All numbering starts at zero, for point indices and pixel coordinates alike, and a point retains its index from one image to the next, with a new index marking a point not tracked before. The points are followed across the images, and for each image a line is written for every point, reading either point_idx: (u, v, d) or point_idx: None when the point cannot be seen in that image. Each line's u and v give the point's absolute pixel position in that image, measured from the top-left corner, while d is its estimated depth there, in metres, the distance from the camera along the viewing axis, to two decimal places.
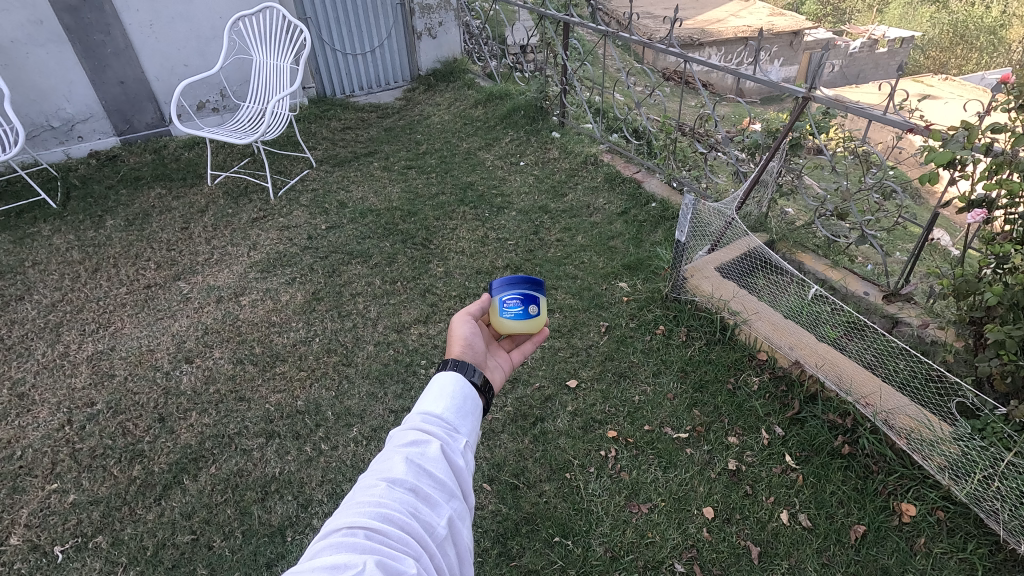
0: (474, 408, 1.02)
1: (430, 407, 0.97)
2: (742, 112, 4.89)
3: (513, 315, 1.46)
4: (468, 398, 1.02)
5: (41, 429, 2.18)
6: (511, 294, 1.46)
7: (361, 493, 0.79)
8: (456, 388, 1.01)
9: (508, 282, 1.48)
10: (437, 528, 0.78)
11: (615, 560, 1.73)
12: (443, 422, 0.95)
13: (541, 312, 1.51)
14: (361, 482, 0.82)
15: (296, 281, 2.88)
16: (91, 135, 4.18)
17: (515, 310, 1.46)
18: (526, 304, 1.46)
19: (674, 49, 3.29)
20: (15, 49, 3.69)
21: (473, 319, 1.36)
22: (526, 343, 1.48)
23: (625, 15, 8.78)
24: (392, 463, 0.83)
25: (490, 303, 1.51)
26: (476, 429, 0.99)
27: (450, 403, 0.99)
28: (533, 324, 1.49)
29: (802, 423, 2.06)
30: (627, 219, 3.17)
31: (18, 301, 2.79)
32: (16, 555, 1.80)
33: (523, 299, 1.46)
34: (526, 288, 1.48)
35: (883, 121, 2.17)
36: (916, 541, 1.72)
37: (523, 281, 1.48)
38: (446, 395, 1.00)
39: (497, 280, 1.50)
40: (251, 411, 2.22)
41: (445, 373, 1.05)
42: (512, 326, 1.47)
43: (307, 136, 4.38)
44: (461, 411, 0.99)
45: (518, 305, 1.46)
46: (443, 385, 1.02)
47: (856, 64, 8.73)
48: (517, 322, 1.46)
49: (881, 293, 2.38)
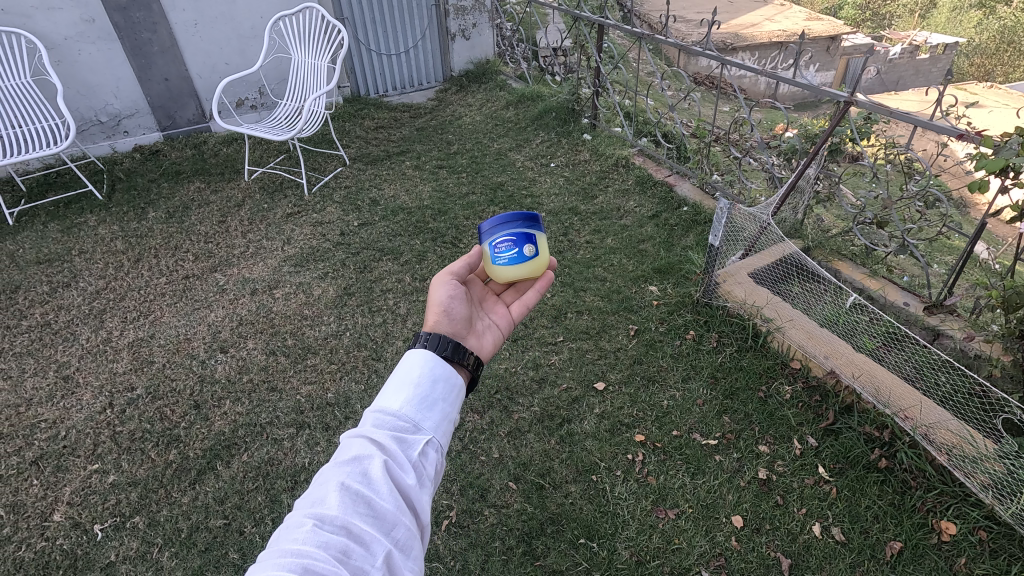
0: (442, 396, 0.95)
1: (386, 406, 0.91)
2: (778, 117, 4.82)
3: (508, 260, 1.44)
4: (436, 382, 0.95)
5: (84, 411, 2.26)
6: (504, 235, 1.45)
7: (287, 538, 0.72)
8: (419, 378, 0.95)
9: (498, 223, 1.46)
10: (371, 571, 0.70)
11: (640, 564, 1.72)
12: (399, 421, 0.89)
13: (540, 251, 1.49)
14: (293, 513, 0.77)
15: (329, 276, 2.93)
16: (136, 130, 4.33)
17: (508, 255, 1.44)
18: (520, 245, 1.44)
19: (710, 52, 3.22)
20: (68, 47, 3.86)
21: (455, 280, 1.31)
22: (528, 291, 1.46)
23: (659, 18, 8.73)
24: (327, 490, 0.78)
25: (483, 252, 1.49)
26: (443, 422, 0.92)
27: (411, 396, 0.92)
28: (533, 265, 1.47)
29: (837, 434, 2.00)
30: (658, 222, 3.15)
31: (64, 288, 2.90)
32: (59, 531, 1.87)
33: (518, 240, 1.45)
34: (520, 228, 1.46)
35: (930, 127, 2.08)
36: (956, 561, 1.66)
37: (513, 221, 1.47)
38: (406, 387, 0.94)
39: (485, 224, 1.49)
40: (283, 401, 2.27)
41: (413, 358, 0.99)
42: (510, 271, 1.44)
43: (342, 135, 4.45)
44: (423, 404, 0.92)
45: (512, 248, 1.44)
46: (405, 371, 0.96)
47: (896, 70, 8.51)
48: (514, 267, 1.44)
49: (922, 305, 2.31)
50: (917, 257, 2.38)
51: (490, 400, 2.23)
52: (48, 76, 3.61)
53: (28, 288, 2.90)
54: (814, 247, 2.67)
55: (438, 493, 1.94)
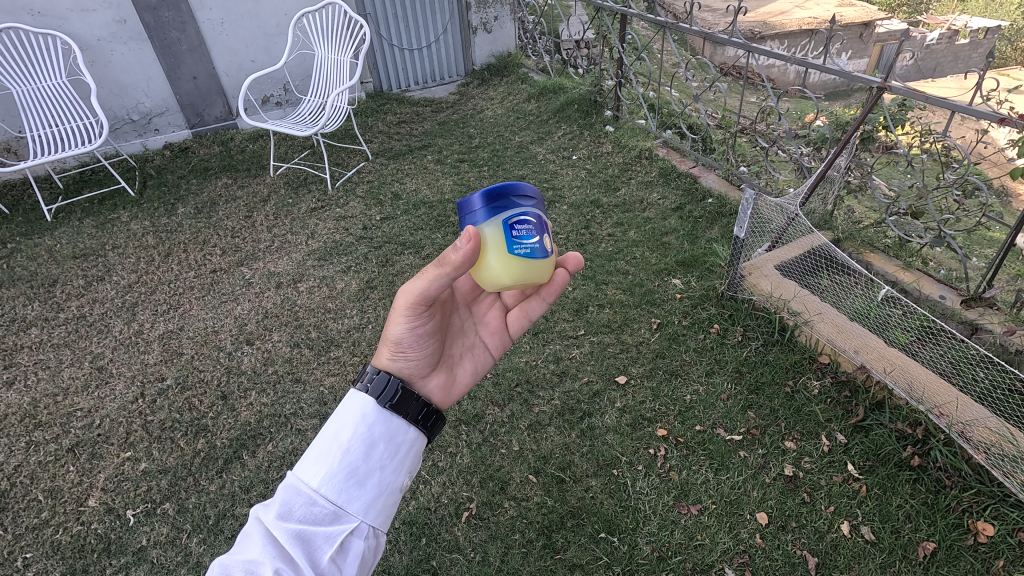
0: (367, 477, 0.96)
1: (304, 482, 0.92)
2: (807, 106, 4.67)
3: (528, 244, 1.17)
4: (370, 449, 0.99)
5: (117, 400, 2.33)
6: (521, 216, 1.17)
7: None
8: (341, 455, 0.96)
9: (512, 195, 1.17)
10: None
11: (662, 560, 1.70)
12: (317, 505, 0.91)
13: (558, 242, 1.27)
14: None
15: (352, 270, 2.96)
16: (165, 128, 4.44)
17: (530, 244, 1.17)
18: (540, 231, 1.19)
19: (737, 39, 3.14)
20: (101, 47, 3.97)
21: (430, 300, 1.15)
22: (532, 300, 1.40)
23: (684, 7, 8.59)
24: None
25: (492, 233, 1.16)
26: (366, 505, 0.94)
27: (332, 474, 0.93)
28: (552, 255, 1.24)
29: (867, 431, 1.94)
30: (681, 215, 3.09)
31: (99, 282, 2.99)
32: (94, 516, 1.93)
33: (538, 226, 1.19)
34: (536, 210, 1.20)
35: (968, 113, 1.98)
36: (994, 563, 1.60)
37: (526, 196, 1.18)
38: (325, 463, 0.94)
39: (484, 193, 1.16)
40: (307, 393, 2.30)
41: (347, 413, 1.01)
42: (520, 265, 1.18)
43: (365, 130, 4.50)
44: (343, 487, 0.93)
45: (534, 234, 1.18)
46: (333, 438, 0.98)
47: (935, 58, 8.09)
48: (534, 256, 1.18)
49: (959, 297, 2.24)
50: (954, 248, 2.28)
51: (511, 392, 2.23)
52: (83, 76, 3.71)
53: (65, 282, 2.99)
54: (844, 239, 2.60)
55: (458, 485, 1.95)
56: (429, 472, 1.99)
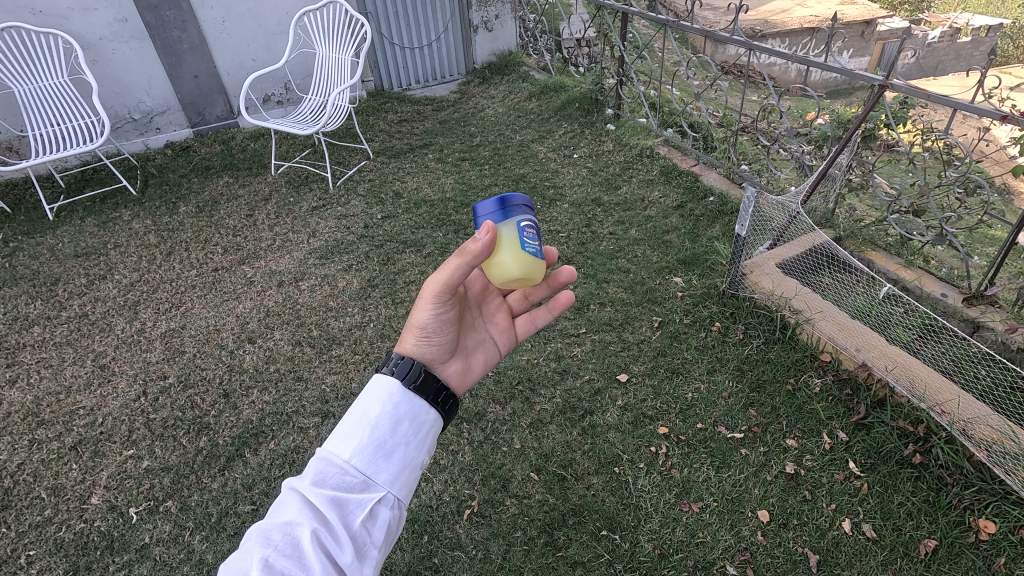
0: (397, 448, 0.97)
1: (336, 453, 0.92)
2: (808, 105, 4.67)
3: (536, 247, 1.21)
4: (398, 424, 0.99)
5: (120, 398, 2.34)
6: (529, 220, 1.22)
7: None
8: (371, 427, 0.96)
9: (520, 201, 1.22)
10: None
11: (663, 558, 1.70)
12: (348, 475, 0.91)
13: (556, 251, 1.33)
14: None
15: (353, 268, 2.96)
16: (167, 127, 4.44)
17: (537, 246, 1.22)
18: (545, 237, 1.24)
19: (738, 37, 3.14)
20: (103, 46, 3.97)
21: (453, 289, 1.17)
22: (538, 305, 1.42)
23: (685, 6, 8.58)
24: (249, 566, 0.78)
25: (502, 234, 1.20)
26: (396, 475, 0.95)
27: (363, 446, 0.94)
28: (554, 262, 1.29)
29: (869, 429, 1.94)
30: (683, 213, 3.09)
31: (101, 280, 3.00)
32: (96, 514, 1.94)
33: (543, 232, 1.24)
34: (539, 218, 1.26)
35: (969, 111, 1.98)
36: (996, 560, 1.60)
37: (528, 205, 1.25)
38: (356, 434, 0.95)
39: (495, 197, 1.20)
40: (308, 391, 2.31)
41: (377, 389, 1.02)
42: (532, 265, 1.21)
43: (366, 128, 4.50)
44: (374, 457, 0.94)
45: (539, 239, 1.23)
46: (362, 413, 0.98)
47: (937, 56, 8.06)
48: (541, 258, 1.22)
49: (960, 295, 2.23)
50: (956, 246, 2.27)
51: (512, 390, 2.23)
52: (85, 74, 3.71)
53: (67, 281, 3.00)
54: (846, 237, 2.60)
55: (460, 483, 1.95)
56: (431, 470, 2.00)
